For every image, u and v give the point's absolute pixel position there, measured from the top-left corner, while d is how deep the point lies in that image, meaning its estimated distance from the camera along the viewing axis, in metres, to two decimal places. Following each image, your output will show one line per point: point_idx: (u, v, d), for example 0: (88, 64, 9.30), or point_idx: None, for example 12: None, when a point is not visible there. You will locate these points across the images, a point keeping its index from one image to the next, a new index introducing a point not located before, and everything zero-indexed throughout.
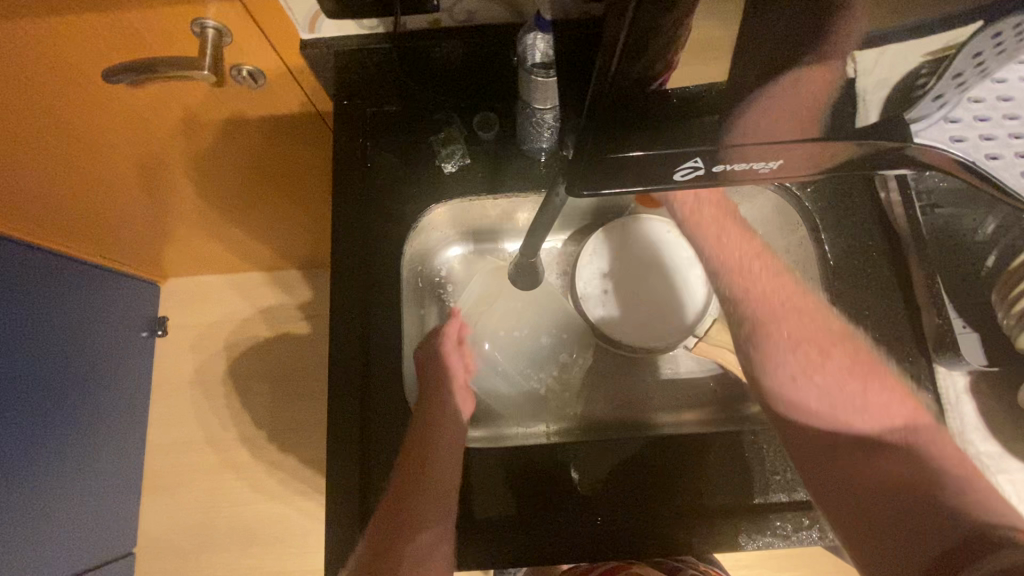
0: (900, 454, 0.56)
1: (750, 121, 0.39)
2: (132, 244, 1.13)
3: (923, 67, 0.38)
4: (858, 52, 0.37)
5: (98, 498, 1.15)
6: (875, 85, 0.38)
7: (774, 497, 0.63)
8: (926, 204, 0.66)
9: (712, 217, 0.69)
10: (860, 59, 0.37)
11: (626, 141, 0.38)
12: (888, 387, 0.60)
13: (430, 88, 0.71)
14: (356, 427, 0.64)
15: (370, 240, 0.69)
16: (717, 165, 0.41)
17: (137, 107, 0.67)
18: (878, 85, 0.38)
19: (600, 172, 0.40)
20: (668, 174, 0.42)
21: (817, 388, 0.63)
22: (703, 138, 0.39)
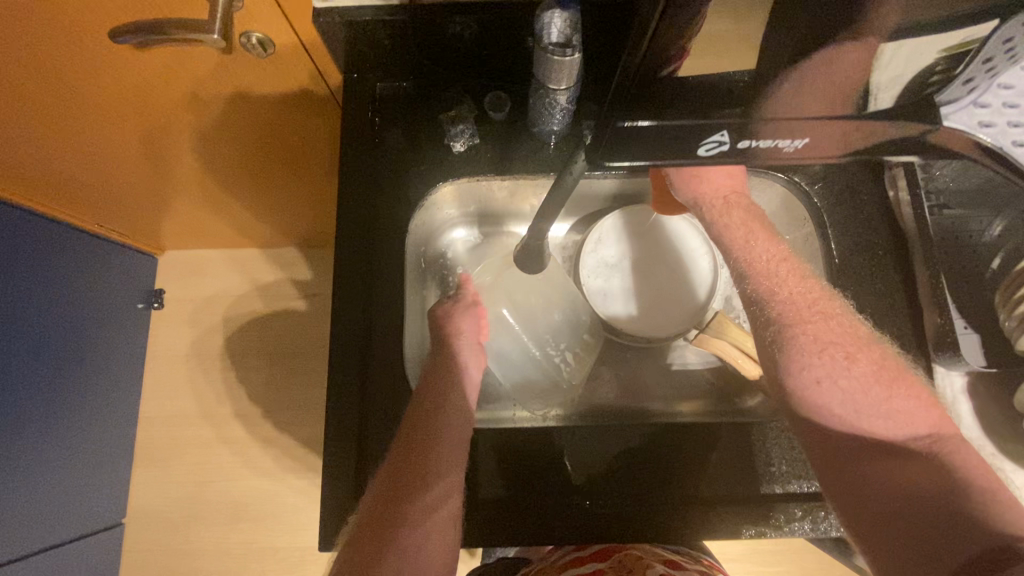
0: (926, 464, 0.52)
1: (771, 105, 0.42)
2: (131, 214, 1.12)
3: (938, 62, 0.42)
4: (887, 44, 0.40)
5: (89, 467, 1.15)
6: (888, 80, 0.42)
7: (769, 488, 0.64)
8: (936, 204, 0.66)
9: (741, 220, 0.69)
10: (885, 52, 0.40)
11: (638, 112, 0.40)
12: (912, 395, 0.58)
13: (442, 65, 0.71)
14: (354, 402, 0.64)
15: (376, 215, 0.69)
16: (742, 141, 0.43)
17: (142, 71, 0.66)
18: (892, 80, 0.42)
19: (615, 140, 0.42)
20: (692, 149, 0.44)
21: (841, 393, 0.59)
22: (723, 115, 0.42)
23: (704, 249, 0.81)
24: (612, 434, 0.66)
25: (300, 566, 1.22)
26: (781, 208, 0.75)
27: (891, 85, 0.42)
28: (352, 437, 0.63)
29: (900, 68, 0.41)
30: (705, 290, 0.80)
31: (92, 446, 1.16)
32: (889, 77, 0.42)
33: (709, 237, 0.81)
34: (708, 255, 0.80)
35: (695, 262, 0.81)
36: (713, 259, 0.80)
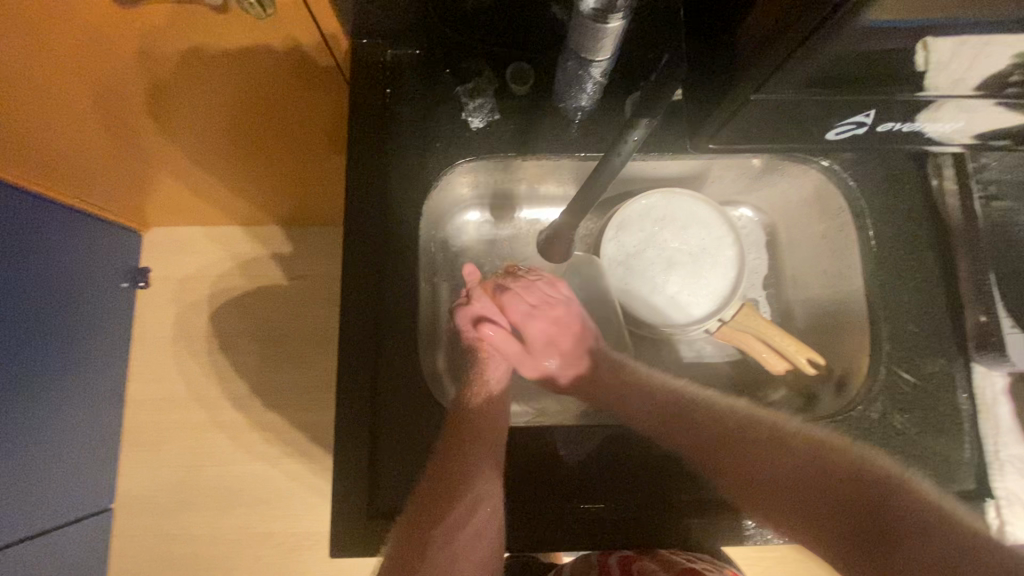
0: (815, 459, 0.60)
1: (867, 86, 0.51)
2: (113, 187, 1.05)
3: (1011, 69, 0.48)
4: (930, 39, 0.46)
5: (76, 451, 1.10)
6: (947, 83, 0.50)
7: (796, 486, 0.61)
8: (985, 194, 0.64)
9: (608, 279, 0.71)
10: (934, 49, 0.47)
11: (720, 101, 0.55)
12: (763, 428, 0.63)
13: (459, 31, 0.64)
14: (366, 400, 0.59)
15: (389, 195, 0.64)
16: (878, 124, 0.56)
17: (128, 29, 0.59)
18: (952, 83, 0.50)
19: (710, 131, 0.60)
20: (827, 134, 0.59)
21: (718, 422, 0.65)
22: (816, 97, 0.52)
23: (729, 237, 0.76)
24: (633, 435, 0.62)
25: (298, 552, 1.19)
26: (815, 196, 0.71)
27: (950, 85, 0.50)
28: (364, 440, 0.59)
29: (958, 72, 0.49)
30: (730, 281, 0.75)
31: (79, 430, 1.10)
32: (945, 81, 0.50)
33: (734, 222, 0.76)
34: (733, 243, 0.76)
35: (720, 250, 0.76)
36: (739, 248, 0.75)
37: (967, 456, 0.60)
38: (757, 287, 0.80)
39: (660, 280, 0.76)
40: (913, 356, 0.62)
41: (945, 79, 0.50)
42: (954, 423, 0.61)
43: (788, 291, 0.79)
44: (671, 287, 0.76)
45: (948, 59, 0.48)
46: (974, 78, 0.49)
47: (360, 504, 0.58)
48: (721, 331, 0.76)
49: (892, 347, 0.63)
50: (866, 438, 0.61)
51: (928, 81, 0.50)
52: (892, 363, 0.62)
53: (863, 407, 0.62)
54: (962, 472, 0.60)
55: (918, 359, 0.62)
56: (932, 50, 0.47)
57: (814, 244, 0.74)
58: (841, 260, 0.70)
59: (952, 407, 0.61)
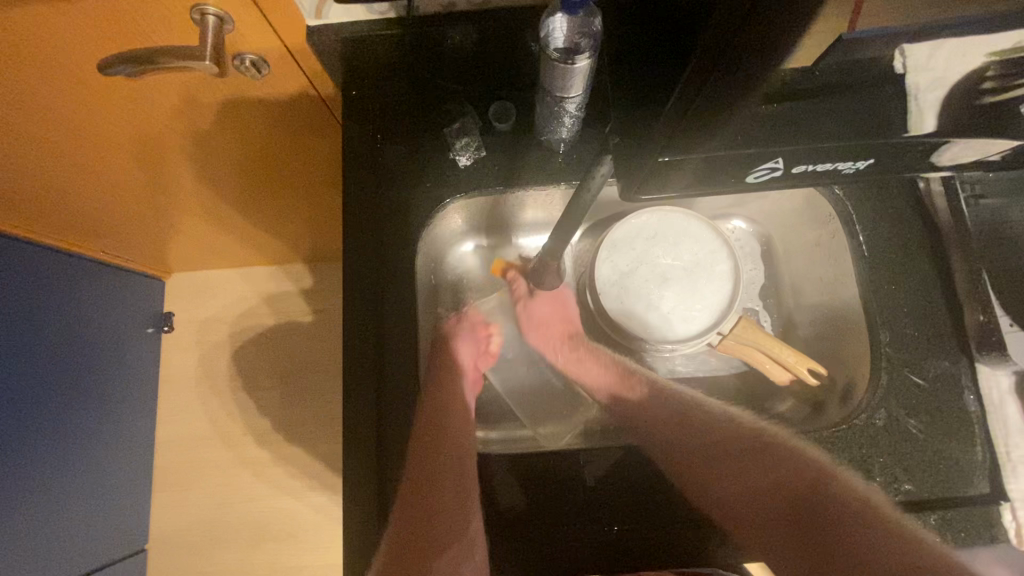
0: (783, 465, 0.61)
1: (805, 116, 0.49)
2: (134, 239, 1.10)
3: (989, 66, 0.46)
4: (905, 46, 0.46)
5: (109, 493, 1.14)
6: (928, 83, 0.48)
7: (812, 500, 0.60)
8: (971, 195, 0.64)
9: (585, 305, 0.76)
10: (909, 56, 0.46)
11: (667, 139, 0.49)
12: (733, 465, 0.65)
13: (441, 76, 0.68)
14: (372, 435, 0.61)
15: (384, 234, 0.66)
16: (794, 166, 0.53)
17: (136, 97, 0.65)
18: (933, 83, 0.47)
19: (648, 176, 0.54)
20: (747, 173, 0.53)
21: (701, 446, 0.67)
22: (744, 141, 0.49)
23: (722, 250, 0.77)
24: (631, 451, 0.62)
25: None
26: (804, 205, 0.72)
27: (931, 87, 0.48)
28: (372, 473, 0.60)
29: (938, 72, 0.47)
30: (726, 294, 0.76)
31: (111, 473, 1.14)
32: (926, 81, 0.47)
33: (726, 235, 0.77)
34: (727, 256, 0.77)
35: (714, 264, 0.77)
36: (733, 260, 0.76)
37: (980, 458, 0.59)
38: (754, 297, 0.80)
39: (658, 298, 0.77)
40: (916, 359, 0.62)
41: (926, 81, 0.47)
42: (964, 426, 0.60)
43: (788, 300, 0.79)
44: (669, 305, 0.77)
45: (925, 62, 0.46)
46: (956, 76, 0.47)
47: (369, 536, 0.59)
48: (723, 344, 0.76)
49: (894, 350, 0.62)
50: (873, 445, 0.60)
51: (909, 83, 0.48)
52: (896, 366, 0.62)
53: (867, 415, 0.61)
54: (975, 475, 0.59)
55: (921, 361, 0.62)
56: (912, 56, 0.46)
57: (809, 252, 0.74)
58: (837, 267, 0.70)
59: (960, 410, 0.60)
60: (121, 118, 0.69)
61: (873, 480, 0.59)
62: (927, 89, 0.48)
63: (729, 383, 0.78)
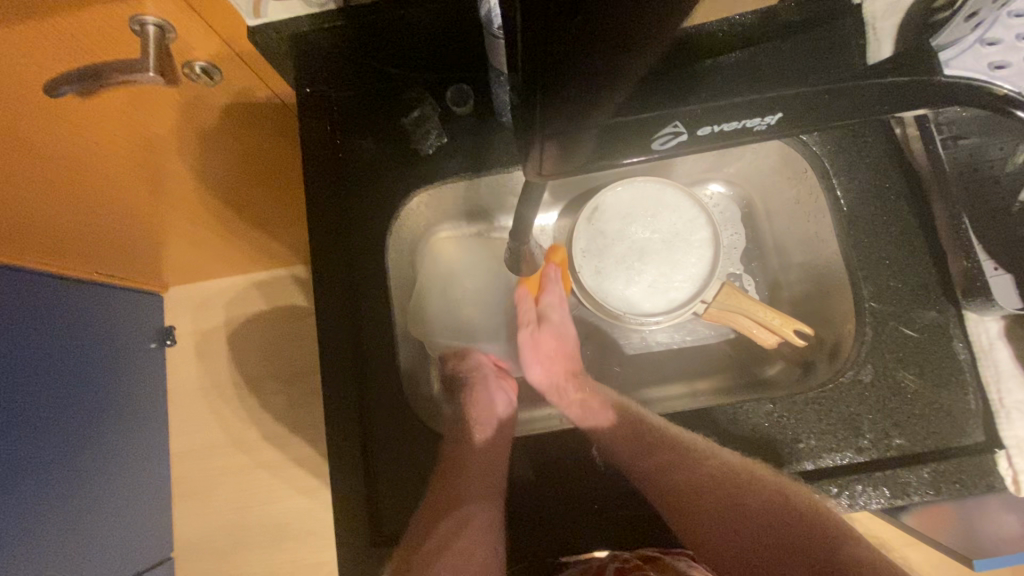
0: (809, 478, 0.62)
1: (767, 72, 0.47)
2: (124, 258, 1.10)
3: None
4: None
5: (130, 507, 1.16)
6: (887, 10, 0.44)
7: (821, 461, 0.59)
8: (949, 136, 0.62)
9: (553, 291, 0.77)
10: None
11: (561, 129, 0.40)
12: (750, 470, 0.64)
13: (392, 64, 0.66)
14: (357, 434, 0.61)
15: (353, 232, 0.66)
16: (703, 129, 0.43)
17: (94, 119, 0.64)
18: (888, 9, 0.49)
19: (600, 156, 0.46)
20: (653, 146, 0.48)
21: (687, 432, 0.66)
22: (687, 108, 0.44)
23: (701, 216, 0.75)
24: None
25: None
26: (781, 162, 0.70)
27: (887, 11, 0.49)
28: (361, 471, 0.61)
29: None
30: (708, 262, 0.75)
31: (128, 489, 1.16)
32: (882, 8, 0.49)
33: (703, 200, 0.75)
34: (705, 222, 0.75)
35: (693, 232, 0.76)
36: (712, 227, 0.75)
37: (973, 405, 0.58)
38: (736, 261, 0.79)
39: (638, 269, 0.76)
40: (903, 310, 0.60)
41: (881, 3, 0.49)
42: (955, 376, 0.59)
43: (774, 262, 0.77)
44: (650, 276, 0.76)
45: None
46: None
47: (366, 532, 0.60)
48: (709, 313, 0.75)
49: (878, 304, 0.61)
50: (861, 403, 0.59)
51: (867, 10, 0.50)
52: (885, 321, 0.60)
53: (854, 372, 0.60)
54: (970, 423, 0.58)
55: (909, 313, 0.60)
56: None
57: (790, 211, 0.72)
58: (817, 225, 0.68)
59: (949, 359, 0.59)
60: (81, 141, 0.67)
61: (863, 438, 0.58)
62: (883, 17, 0.50)
63: (719, 350, 0.77)
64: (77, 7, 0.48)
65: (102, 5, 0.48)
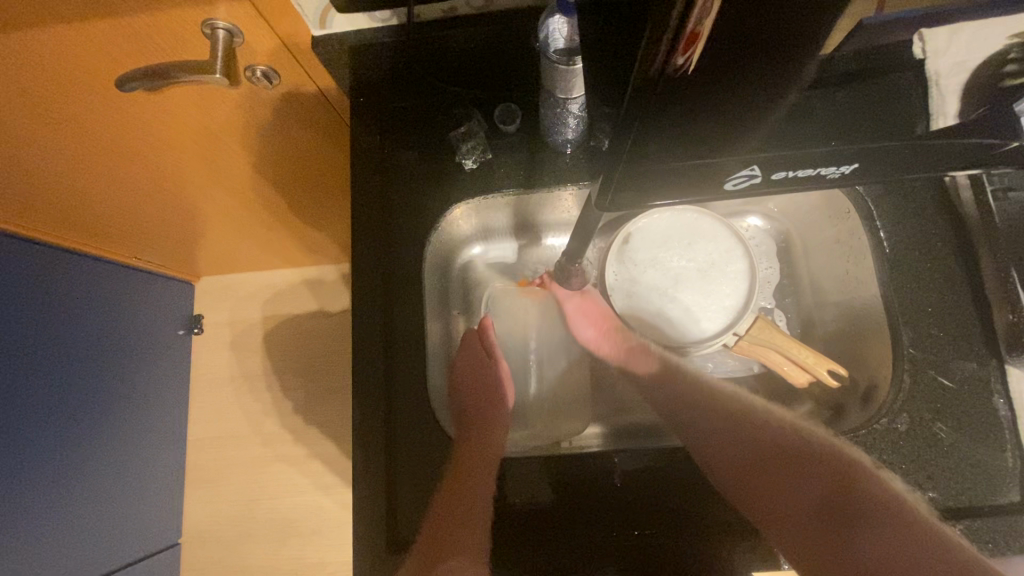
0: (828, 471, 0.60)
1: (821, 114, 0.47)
2: (162, 245, 1.14)
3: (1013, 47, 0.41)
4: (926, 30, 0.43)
5: (143, 489, 1.18)
6: (949, 70, 0.44)
7: None
8: (999, 187, 0.61)
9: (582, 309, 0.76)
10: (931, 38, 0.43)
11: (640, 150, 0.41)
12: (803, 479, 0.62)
13: (444, 80, 0.68)
14: (379, 437, 0.62)
15: (393, 238, 0.67)
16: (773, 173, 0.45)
17: (154, 112, 0.67)
18: (954, 68, 0.44)
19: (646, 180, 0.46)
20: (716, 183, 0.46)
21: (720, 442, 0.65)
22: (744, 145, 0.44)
23: (737, 248, 0.75)
24: (624, 453, 0.62)
25: None
26: (823, 202, 0.70)
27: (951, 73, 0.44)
28: (381, 474, 0.61)
29: (960, 54, 0.43)
30: (742, 294, 0.74)
31: (143, 471, 1.18)
32: (947, 66, 0.44)
33: (740, 232, 0.75)
34: (741, 255, 0.75)
35: (728, 263, 0.75)
36: (748, 259, 0.74)
37: (1012, 463, 0.56)
38: (769, 296, 0.78)
39: (669, 298, 0.76)
40: (943, 360, 0.59)
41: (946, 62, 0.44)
42: (993, 432, 0.57)
43: (808, 299, 0.76)
44: (681, 304, 0.76)
45: (946, 45, 0.43)
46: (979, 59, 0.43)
47: (381, 536, 0.60)
48: (739, 345, 0.74)
49: (917, 352, 0.60)
50: (894, 451, 0.58)
51: (929, 70, 0.44)
52: (922, 369, 0.59)
53: (888, 419, 0.59)
54: (1008, 483, 0.56)
55: (948, 363, 0.59)
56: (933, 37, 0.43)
57: (830, 249, 0.72)
58: (858, 265, 0.67)
59: (989, 414, 0.58)
60: (138, 131, 0.71)
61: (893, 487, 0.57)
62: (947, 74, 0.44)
63: (746, 384, 0.76)
64: (153, 9, 0.51)
65: (177, 8, 0.52)
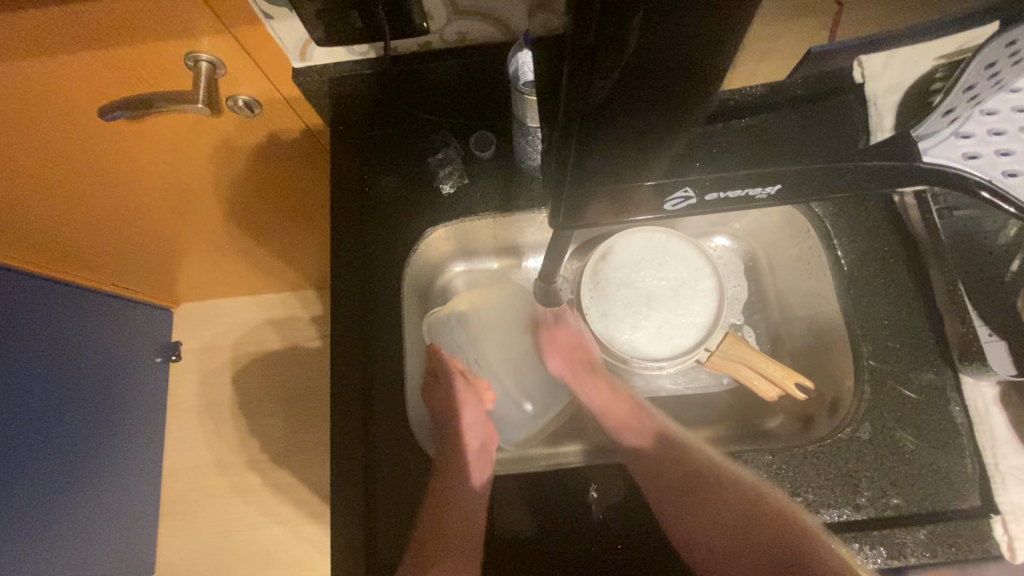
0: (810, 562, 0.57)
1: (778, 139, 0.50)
2: (140, 272, 1.13)
3: (938, 68, 0.49)
4: (863, 57, 0.50)
5: (116, 523, 1.14)
6: (886, 89, 0.51)
7: (825, 516, 0.59)
8: (943, 208, 0.65)
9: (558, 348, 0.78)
10: (867, 62, 0.50)
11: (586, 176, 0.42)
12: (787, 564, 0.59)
13: (423, 110, 0.71)
14: (359, 458, 0.62)
15: (373, 260, 0.69)
16: (710, 195, 0.44)
17: (136, 141, 0.68)
18: (890, 88, 0.51)
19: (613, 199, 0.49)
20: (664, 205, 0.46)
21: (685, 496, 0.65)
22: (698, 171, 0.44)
23: (707, 267, 0.78)
24: (602, 472, 0.63)
25: None
26: (785, 221, 0.73)
27: (888, 92, 0.51)
28: (360, 496, 0.61)
29: (893, 79, 0.51)
30: (712, 310, 0.77)
31: (116, 505, 1.15)
32: (883, 87, 0.51)
33: (708, 252, 0.78)
34: (710, 273, 0.78)
35: (698, 282, 0.78)
36: (717, 277, 0.77)
37: (970, 470, 0.59)
38: (738, 312, 0.81)
39: (643, 315, 0.78)
40: (901, 370, 0.62)
41: (883, 85, 0.51)
42: (951, 440, 0.60)
43: (775, 315, 0.79)
44: (654, 322, 0.77)
45: (882, 67, 0.50)
46: (908, 81, 0.50)
47: (361, 557, 0.60)
48: (711, 361, 0.76)
49: (877, 364, 0.63)
50: (859, 459, 0.60)
51: (869, 90, 0.51)
52: (883, 380, 0.62)
53: (852, 429, 0.61)
54: (967, 488, 0.58)
55: (906, 373, 0.62)
56: (869, 66, 0.50)
57: (793, 267, 0.75)
58: (819, 282, 0.70)
59: (947, 423, 0.60)
60: (119, 160, 0.72)
61: (860, 495, 0.59)
62: (884, 94, 0.51)
63: (720, 399, 0.79)
64: (141, 43, 0.53)
65: (163, 41, 0.53)
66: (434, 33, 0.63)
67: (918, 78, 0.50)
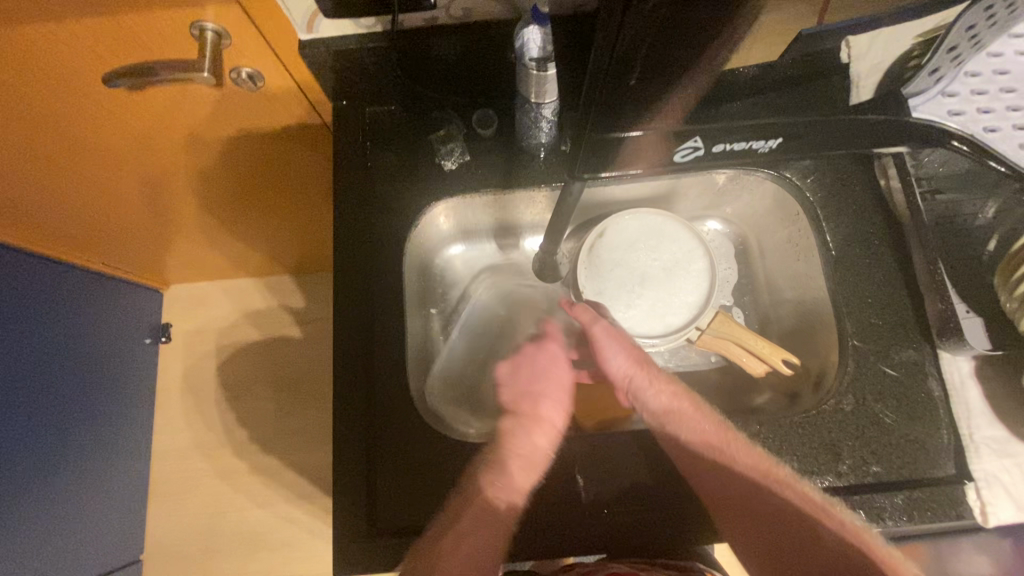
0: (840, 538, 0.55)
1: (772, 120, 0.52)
2: (132, 250, 1.13)
3: (914, 46, 0.54)
4: (850, 38, 0.52)
5: (105, 501, 1.14)
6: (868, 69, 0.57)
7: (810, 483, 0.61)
8: (927, 190, 0.68)
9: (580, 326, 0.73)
10: (853, 43, 0.53)
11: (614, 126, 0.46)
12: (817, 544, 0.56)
13: (426, 88, 0.72)
14: (360, 427, 0.64)
15: (374, 234, 0.70)
16: (717, 145, 0.50)
17: (136, 112, 0.68)
18: (872, 67, 0.56)
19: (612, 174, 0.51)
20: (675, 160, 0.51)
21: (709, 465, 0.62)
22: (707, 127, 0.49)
23: (699, 248, 0.80)
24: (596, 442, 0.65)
25: None
26: (774, 204, 0.76)
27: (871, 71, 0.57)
28: (361, 463, 0.63)
29: (875, 59, 0.55)
30: (704, 291, 0.79)
31: (105, 483, 1.14)
32: (867, 66, 0.56)
33: (701, 234, 0.80)
34: (703, 255, 0.80)
35: (691, 263, 0.80)
36: (709, 258, 0.79)
37: (945, 440, 0.62)
38: (728, 294, 0.83)
39: (637, 294, 0.80)
40: (882, 347, 0.65)
41: (866, 63, 0.56)
42: (928, 413, 0.63)
43: (764, 297, 0.82)
44: (648, 301, 0.80)
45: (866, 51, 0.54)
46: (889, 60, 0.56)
47: (361, 523, 0.61)
48: (702, 339, 0.79)
49: (860, 341, 0.65)
50: (841, 429, 0.62)
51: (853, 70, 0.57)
52: (865, 357, 0.65)
53: (835, 401, 0.64)
54: (942, 458, 0.61)
55: (887, 349, 0.65)
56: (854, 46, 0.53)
57: (782, 250, 0.78)
58: (807, 263, 0.73)
59: (925, 396, 0.63)
60: (117, 132, 0.71)
61: (842, 463, 0.62)
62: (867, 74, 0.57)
63: (709, 377, 0.81)
64: (147, 10, 0.54)
65: (169, 8, 0.54)
66: (440, 8, 0.63)
67: (897, 57, 0.55)
